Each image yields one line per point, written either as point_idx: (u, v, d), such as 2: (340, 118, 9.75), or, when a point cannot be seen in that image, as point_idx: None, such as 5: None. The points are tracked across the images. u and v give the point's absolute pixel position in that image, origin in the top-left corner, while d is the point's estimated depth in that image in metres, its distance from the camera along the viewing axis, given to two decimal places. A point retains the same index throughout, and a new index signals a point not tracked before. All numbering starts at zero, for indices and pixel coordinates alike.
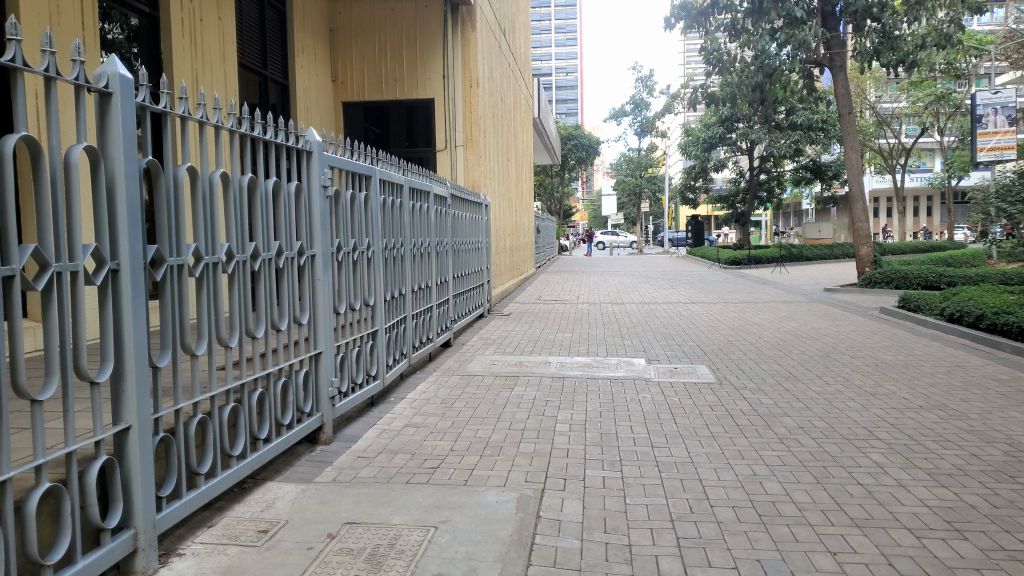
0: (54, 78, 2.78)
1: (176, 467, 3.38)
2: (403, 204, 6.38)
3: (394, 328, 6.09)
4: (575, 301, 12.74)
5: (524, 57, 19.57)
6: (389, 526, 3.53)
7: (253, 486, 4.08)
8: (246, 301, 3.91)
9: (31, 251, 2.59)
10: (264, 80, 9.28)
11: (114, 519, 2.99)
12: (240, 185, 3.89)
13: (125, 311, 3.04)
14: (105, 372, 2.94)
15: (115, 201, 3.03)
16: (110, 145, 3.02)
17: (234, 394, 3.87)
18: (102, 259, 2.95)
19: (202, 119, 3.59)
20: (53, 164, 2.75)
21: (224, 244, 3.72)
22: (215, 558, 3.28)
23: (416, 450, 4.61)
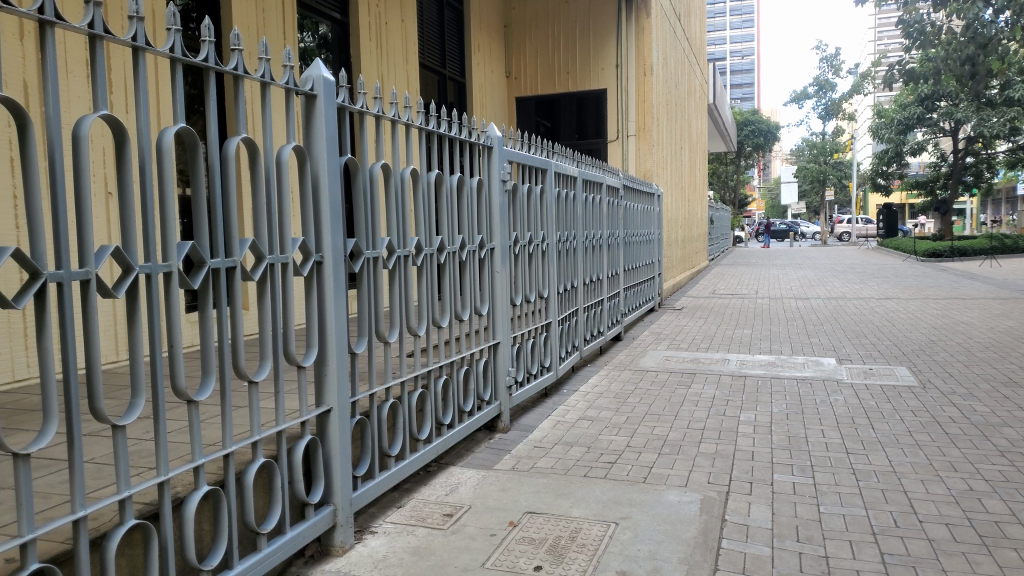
0: (269, 84, 3.00)
1: (370, 448, 3.57)
2: (577, 196, 6.36)
3: (567, 320, 6.09)
4: (752, 295, 12.18)
5: (699, 41, 18.90)
6: (569, 519, 3.53)
7: (437, 470, 4.23)
8: (433, 292, 4.05)
9: (250, 244, 2.82)
10: (443, 78, 9.60)
11: (316, 495, 3.20)
12: (428, 181, 4.03)
13: (328, 301, 3.24)
14: (310, 357, 3.15)
15: (320, 198, 3.23)
16: (316, 145, 3.23)
17: (421, 381, 4.03)
18: (309, 252, 3.16)
19: (393, 118, 3.74)
20: (268, 164, 2.97)
21: (413, 239, 3.88)
22: (404, 539, 3.42)
23: (592, 443, 4.59)
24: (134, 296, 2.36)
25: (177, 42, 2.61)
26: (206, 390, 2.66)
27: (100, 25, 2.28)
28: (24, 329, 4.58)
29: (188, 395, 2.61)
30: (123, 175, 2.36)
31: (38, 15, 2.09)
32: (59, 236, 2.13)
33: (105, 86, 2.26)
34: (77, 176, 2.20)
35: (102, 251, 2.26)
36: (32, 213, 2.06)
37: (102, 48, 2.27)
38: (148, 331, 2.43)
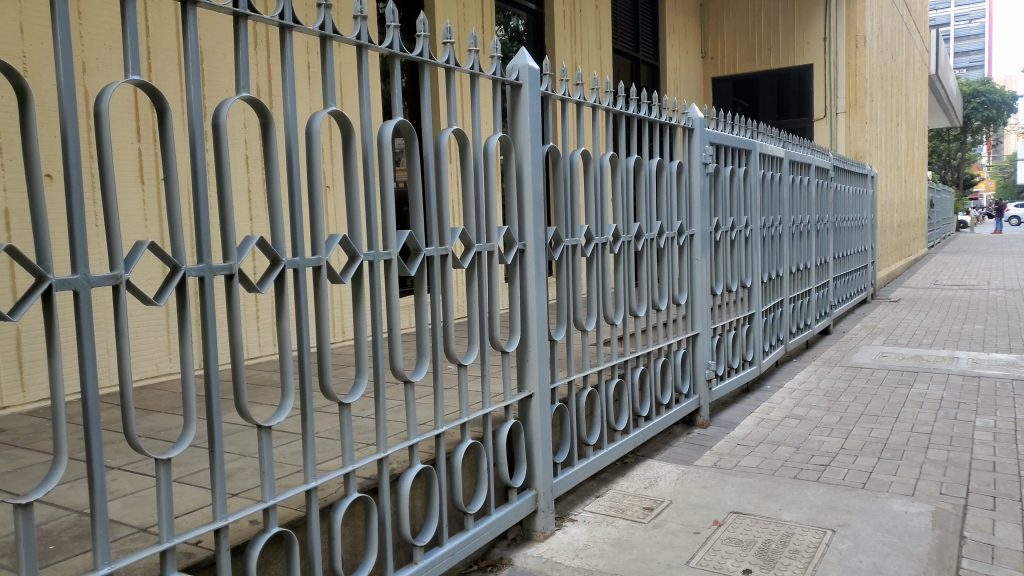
0: (478, 75, 3.06)
1: (570, 436, 3.57)
2: (783, 178, 5.98)
3: (770, 311, 5.76)
4: (982, 287, 10.89)
5: (919, 5, 17.18)
6: (779, 522, 3.32)
7: (634, 461, 4.16)
8: (631, 279, 3.97)
9: (459, 233, 2.90)
10: (636, 62, 9.43)
11: (519, 479, 3.24)
12: (628, 167, 3.94)
13: (531, 289, 3.26)
14: (513, 343, 3.20)
15: (523, 186, 3.25)
16: (520, 133, 3.25)
17: (618, 370, 3.96)
18: (512, 240, 3.20)
19: (593, 103, 3.69)
20: (477, 154, 3.04)
21: (612, 225, 3.81)
22: (605, 529, 3.39)
23: (801, 444, 4.30)
24: (359, 282, 2.51)
25: (395, 39, 2.73)
26: (420, 371, 2.78)
27: (330, 26, 2.44)
28: (262, 312, 5.08)
29: (404, 376, 2.74)
30: (348, 167, 2.51)
31: (278, 21, 2.27)
32: (295, 225, 2.30)
33: (333, 84, 2.41)
34: (310, 169, 2.37)
35: (331, 239, 2.40)
36: (274, 204, 2.23)
37: (331, 48, 2.43)
38: (369, 315, 2.57)
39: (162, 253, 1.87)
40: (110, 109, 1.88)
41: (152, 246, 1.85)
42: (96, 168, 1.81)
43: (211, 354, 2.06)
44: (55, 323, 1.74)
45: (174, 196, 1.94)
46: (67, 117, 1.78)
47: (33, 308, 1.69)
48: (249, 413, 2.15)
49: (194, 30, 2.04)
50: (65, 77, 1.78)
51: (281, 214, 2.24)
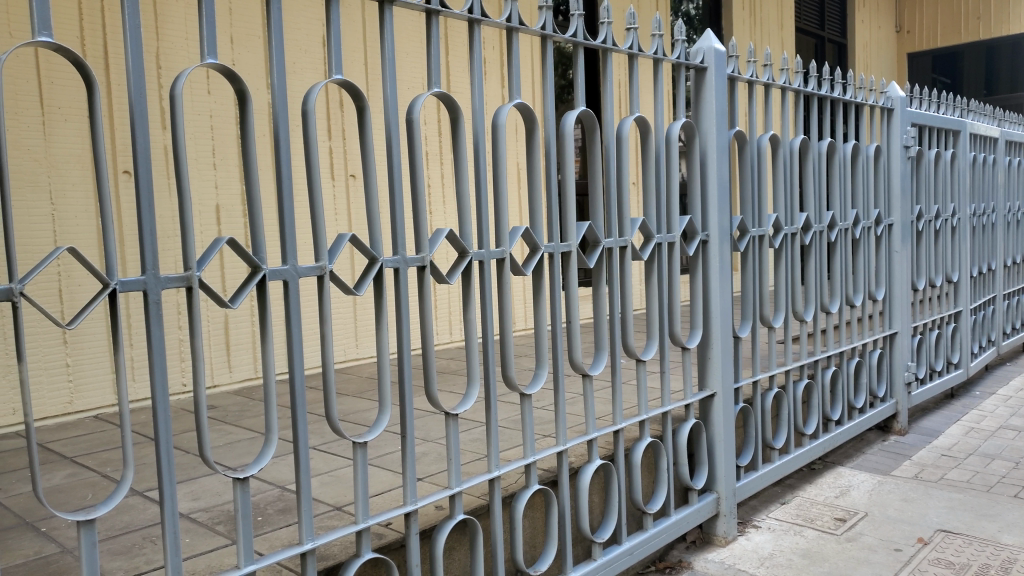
0: (662, 60, 2.95)
1: (754, 438, 3.38)
2: (998, 161, 5.36)
3: (980, 310, 5.19)
4: None
5: None
6: (998, 546, 2.97)
7: (823, 468, 3.88)
8: (823, 272, 3.71)
9: (640, 223, 2.81)
10: (821, 41, 8.87)
11: (700, 481, 3.11)
12: (819, 151, 3.68)
13: (713, 282, 3.11)
14: (694, 339, 3.06)
15: (707, 173, 3.10)
16: (704, 118, 3.11)
17: (807, 370, 3.72)
18: (694, 230, 3.07)
19: (783, 85, 3.47)
20: (659, 141, 2.93)
21: (803, 215, 3.57)
22: (792, 538, 3.19)
23: (1021, 459, 3.83)
24: (539, 274, 2.49)
25: (579, 28, 2.69)
26: (599, 364, 2.73)
27: (517, 18, 2.43)
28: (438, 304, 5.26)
29: (584, 369, 2.69)
30: (531, 159, 2.50)
31: (468, 15, 2.29)
32: (481, 216, 2.32)
33: (519, 76, 2.41)
34: (496, 160, 2.38)
35: (515, 231, 2.41)
36: (462, 197, 2.26)
37: (517, 39, 2.43)
38: (551, 306, 2.55)
39: (362, 245, 1.95)
40: (316, 107, 1.97)
41: (354, 237, 1.93)
42: (303, 161, 1.92)
43: (404, 341, 2.12)
44: (269, 309, 1.85)
45: (371, 188, 2.01)
46: (277, 115, 1.89)
47: (249, 296, 1.81)
48: (438, 400, 2.19)
49: (391, 28, 2.10)
50: (276, 78, 1.90)
51: (468, 205, 2.27)
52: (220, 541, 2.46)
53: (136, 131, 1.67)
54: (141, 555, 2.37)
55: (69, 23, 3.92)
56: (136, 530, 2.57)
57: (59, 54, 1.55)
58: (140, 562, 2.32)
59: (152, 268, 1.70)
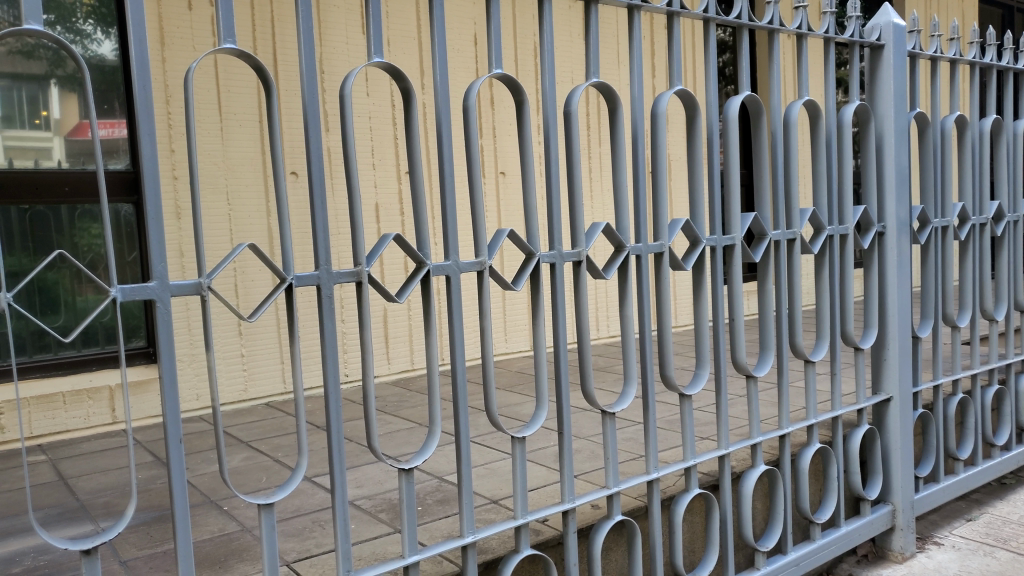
0: (833, 39, 2.74)
1: (936, 448, 3.08)
2: None
3: None
4: None
5: None
6: None
7: (1016, 483, 3.50)
8: (1018, 265, 3.34)
9: (810, 214, 2.62)
10: (1010, 11, 8.12)
11: (874, 491, 2.88)
12: (1015, 132, 3.31)
13: (892, 278, 2.86)
14: (869, 339, 2.83)
15: (884, 160, 2.86)
16: (880, 100, 2.86)
17: (997, 374, 3.36)
18: (870, 221, 2.84)
19: (972, 59, 3.15)
20: (829, 125, 2.73)
21: (994, 203, 3.23)
22: (981, 560, 2.89)
23: None
24: (701, 269, 2.38)
25: (743, 9, 2.54)
26: (764, 365, 2.58)
27: (677, 2, 2.33)
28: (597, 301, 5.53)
29: (747, 370, 2.55)
30: (692, 148, 2.39)
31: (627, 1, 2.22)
32: (639, 209, 2.25)
33: (680, 62, 2.31)
34: (655, 151, 2.29)
35: (675, 223, 2.31)
36: (619, 190, 2.20)
37: (678, 24, 2.33)
38: (712, 301, 2.43)
39: (520, 240, 1.93)
40: (477, 102, 1.97)
41: (513, 233, 1.91)
42: (465, 156, 1.93)
43: (561, 335, 2.08)
44: (431, 304, 1.88)
45: (530, 181, 1.99)
46: (440, 113, 1.91)
47: (414, 290, 1.83)
48: (593, 397, 2.13)
49: (550, 20, 2.07)
50: (440, 76, 1.92)
51: (626, 198, 2.20)
52: (382, 528, 2.55)
53: (310, 132, 1.73)
54: (311, 538, 2.48)
55: (245, 34, 4.22)
56: (307, 514, 2.71)
57: (244, 60, 1.62)
58: (311, 544, 2.44)
59: (325, 264, 1.75)
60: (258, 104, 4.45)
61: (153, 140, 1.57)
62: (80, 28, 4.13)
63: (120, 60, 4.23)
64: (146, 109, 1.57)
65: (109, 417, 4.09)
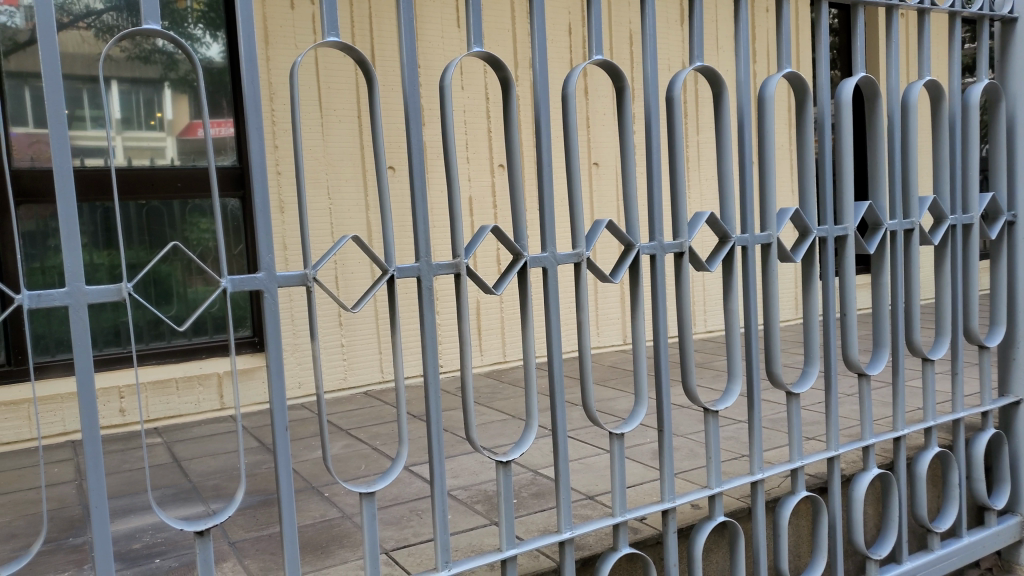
0: (960, 14, 2.55)
1: None
2: None
3: None
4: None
5: None
6: None
7: None
8: None
9: (931, 202, 2.45)
10: None
11: (1001, 500, 2.67)
12: None
13: (1022, 270, 2.65)
14: (996, 336, 2.63)
15: (1015, 144, 2.65)
16: (1012, 79, 2.64)
17: None
18: (998, 210, 2.64)
19: None
20: (954, 107, 2.54)
21: None
22: None
23: None
24: (811, 261, 2.26)
25: None
26: (879, 362, 2.42)
27: None
28: (704, 295, 5.63)
29: (860, 368, 2.41)
30: (801, 135, 2.28)
31: None
32: (745, 198, 2.15)
33: (789, 43, 2.19)
34: (762, 138, 2.19)
35: (783, 213, 2.20)
36: (724, 179, 2.11)
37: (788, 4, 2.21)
38: (821, 294, 2.30)
39: (620, 230, 1.88)
40: (576, 90, 1.93)
41: (611, 223, 1.87)
42: (564, 148, 1.90)
43: (661, 328, 2.02)
44: (529, 296, 1.85)
45: (630, 171, 1.94)
46: (539, 103, 1.88)
47: (511, 282, 1.80)
48: (695, 394, 2.05)
49: (652, 4, 2.00)
50: (539, 66, 1.89)
51: (731, 186, 2.11)
52: (478, 520, 2.55)
53: (411, 126, 1.73)
54: (409, 527, 2.52)
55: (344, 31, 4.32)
56: (405, 503, 2.74)
57: (347, 54, 1.62)
58: (409, 533, 2.47)
59: (426, 256, 1.74)
60: (357, 100, 4.55)
61: (261, 135, 1.60)
62: (191, 33, 4.33)
63: (227, 61, 4.41)
64: (254, 104, 1.60)
65: (217, 403, 4.28)
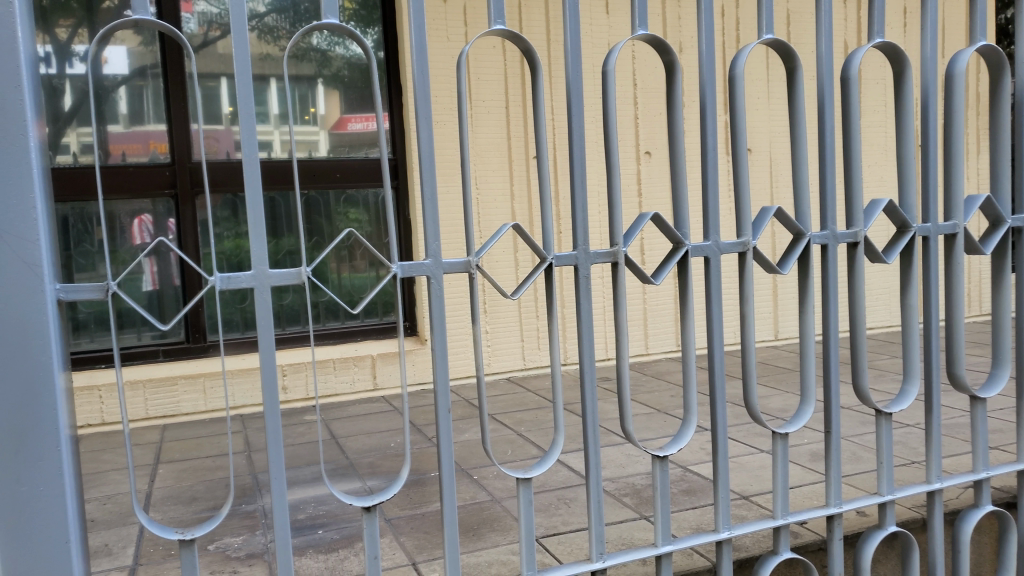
0: None
1: None
2: None
3: None
4: None
5: None
6: None
7: None
8: None
9: None
10: None
11: None
12: None
13: None
14: None
15: None
16: None
17: None
18: None
19: None
20: None
21: None
22: None
23: None
24: (1002, 253, 2.06)
25: None
26: None
27: None
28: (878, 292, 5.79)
29: None
30: (995, 113, 2.05)
31: None
32: (927, 186, 1.97)
33: (984, 14, 1.97)
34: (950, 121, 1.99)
35: (971, 201, 2.00)
36: (904, 164, 1.93)
37: None
38: (1012, 288, 2.08)
39: (790, 219, 1.78)
40: (743, 71, 1.83)
41: (780, 210, 1.75)
42: (730, 133, 1.80)
43: (831, 321, 1.90)
44: (689, 288, 1.77)
45: (800, 157, 1.82)
46: (705, 84, 1.79)
47: (671, 271, 1.74)
48: (866, 394, 1.91)
49: None
50: (704, 46, 1.80)
51: (912, 172, 1.93)
52: (628, 513, 2.53)
53: (573, 113, 1.69)
54: (558, 515, 2.52)
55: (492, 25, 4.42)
56: (553, 490, 2.76)
57: (513, 42, 1.58)
58: (558, 521, 2.47)
59: (584, 244, 1.71)
60: (504, 92, 4.60)
61: (429, 122, 1.61)
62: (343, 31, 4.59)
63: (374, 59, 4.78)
64: (423, 93, 1.61)
65: (370, 384, 4.46)
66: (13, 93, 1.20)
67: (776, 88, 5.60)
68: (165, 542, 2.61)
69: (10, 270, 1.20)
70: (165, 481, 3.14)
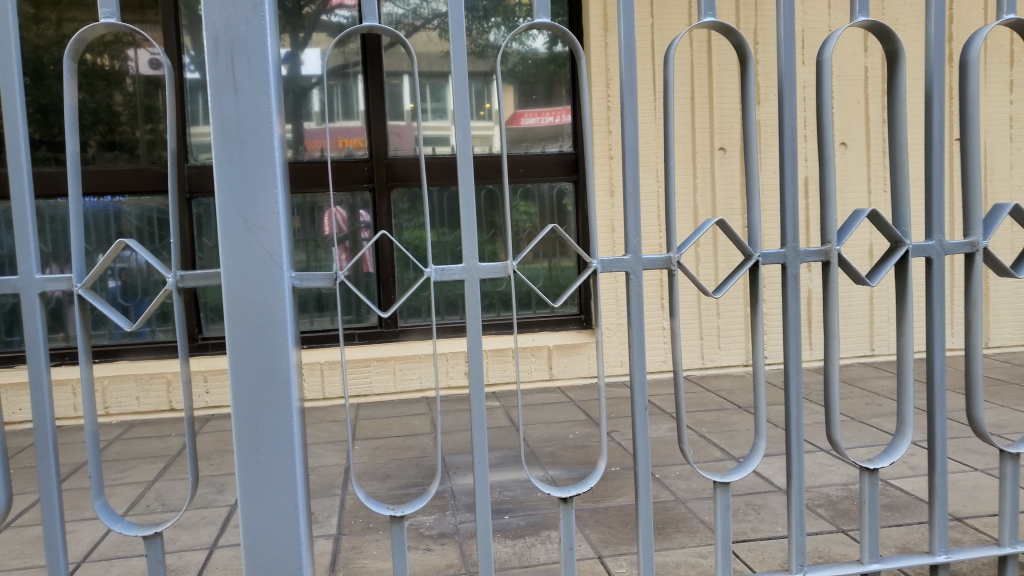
0: None
1: None
2: None
3: None
4: None
5: None
6: None
7: None
8: None
9: None
10: None
11: None
12: None
13: None
14: None
15: None
16: None
17: None
18: None
19: None
20: None
21: None
22: None
23: None
24: None
25: None
26: None
27: None
28: None
29: None
30: None
31: None
32: None
33: None
34: None
35: None
36: None
37: None
38: None
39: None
40: (977, 55, 1.66)
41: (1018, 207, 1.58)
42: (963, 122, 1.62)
43: None
44: (910, 292, 1.63)
45: None
46: (933, 72, 1.61)
47: (889, 273, 1.61)
48: None
49: None
50: (936, 27, 1.62)
51: None
52: (824, 525, 2.41)
53: (785, 104, 1.58)
54: (747, 521, 2.44)
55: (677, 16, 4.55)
56: (740, 495, 2.68)
57: (725, 35, 1.51)
58: (748, 528, 2.40)
59: (793, 242, 1.60)
60: (690, 83, 4.54)
61: (636, 117, 1.58)
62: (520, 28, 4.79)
63: (550, 52, 4.83)
64: (630, 86, 1.58)
65: (547, 374, 4.54)
66: (263, 98, 1.32)
67: (994, 74, 5.10)
68: (364, 516, 2.79)
69: (255, 258, 1.32)
70: (362, 457, 3.36)
